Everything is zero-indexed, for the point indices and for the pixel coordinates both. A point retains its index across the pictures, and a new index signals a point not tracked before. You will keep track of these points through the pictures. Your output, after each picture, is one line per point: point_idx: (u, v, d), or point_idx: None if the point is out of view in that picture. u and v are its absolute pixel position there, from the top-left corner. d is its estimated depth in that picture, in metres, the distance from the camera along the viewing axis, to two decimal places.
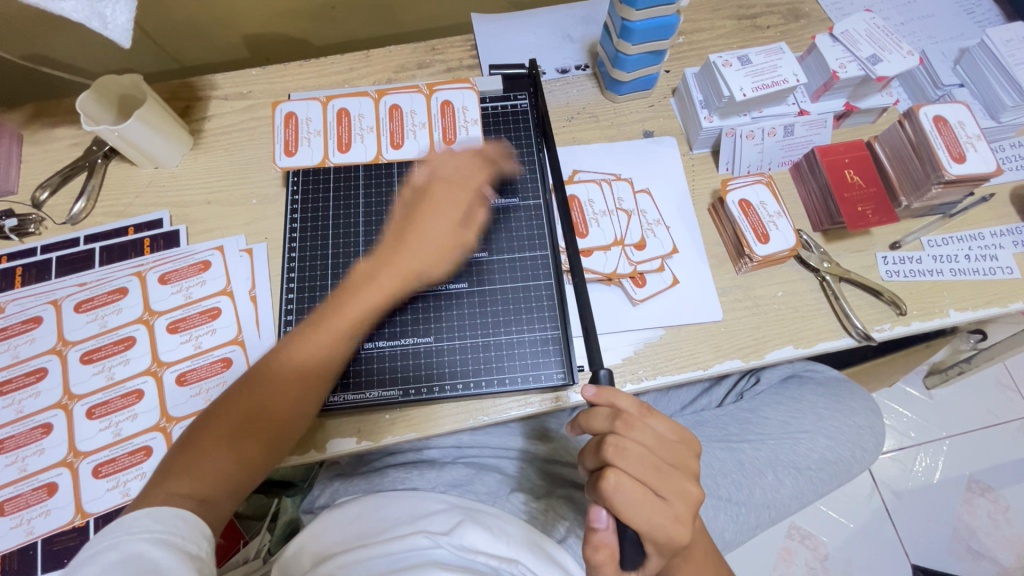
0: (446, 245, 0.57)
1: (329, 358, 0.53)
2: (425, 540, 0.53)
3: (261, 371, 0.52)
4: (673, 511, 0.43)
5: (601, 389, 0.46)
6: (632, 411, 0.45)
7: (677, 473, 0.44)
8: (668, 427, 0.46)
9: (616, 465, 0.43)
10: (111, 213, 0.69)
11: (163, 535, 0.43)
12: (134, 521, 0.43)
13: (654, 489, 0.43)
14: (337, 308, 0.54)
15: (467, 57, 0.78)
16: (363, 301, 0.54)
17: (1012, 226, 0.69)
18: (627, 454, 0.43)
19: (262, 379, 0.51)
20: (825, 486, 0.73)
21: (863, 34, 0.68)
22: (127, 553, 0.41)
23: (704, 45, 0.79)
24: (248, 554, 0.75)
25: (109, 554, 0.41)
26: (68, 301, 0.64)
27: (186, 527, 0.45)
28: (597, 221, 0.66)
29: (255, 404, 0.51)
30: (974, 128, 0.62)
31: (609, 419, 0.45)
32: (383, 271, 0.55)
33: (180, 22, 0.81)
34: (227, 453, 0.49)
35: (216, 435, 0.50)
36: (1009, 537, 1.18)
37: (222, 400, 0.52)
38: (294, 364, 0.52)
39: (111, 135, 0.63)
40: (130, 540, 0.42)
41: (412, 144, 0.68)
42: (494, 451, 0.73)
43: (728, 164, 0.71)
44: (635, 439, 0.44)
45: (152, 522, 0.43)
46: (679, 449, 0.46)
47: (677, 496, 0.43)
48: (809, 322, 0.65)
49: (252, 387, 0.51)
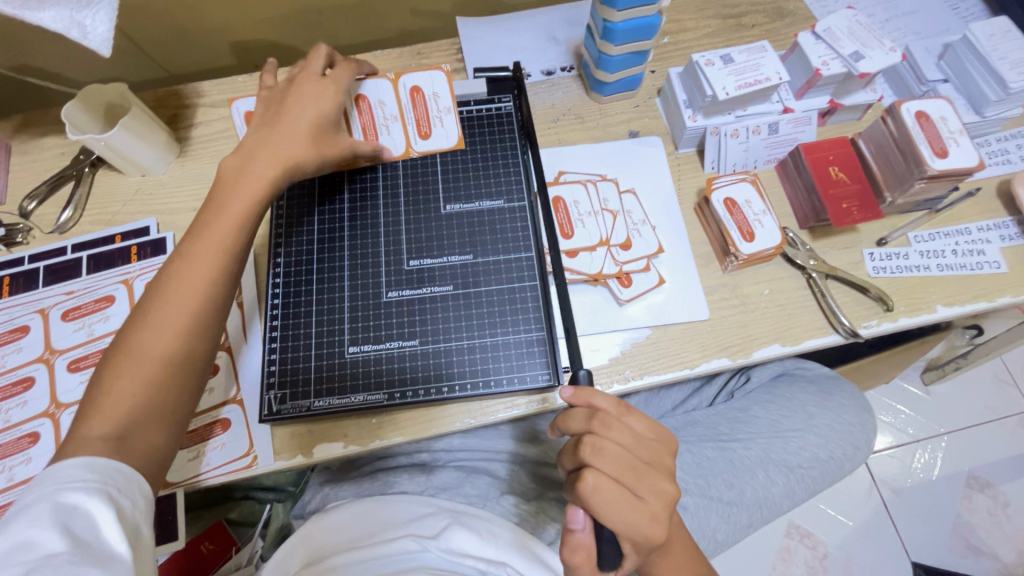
0: (313, 135, 0.57)
1: (219, 258, 0.51)
2: (413, 543, 0.53)
3: (152, 295, 0.49)
4: (650, 510, 0.43)
5: (579, 390, 0.46)
6: (610, 411, 0.45)
7: (654, 472, 0.44)
8: (646, 426, 0.46)
9: (593, 466, 0.43)
10: (98, 222, 0.69)
11: (99, 488, 0.42)
12: (64, 471, 0.42)
13: (631, 489, 0.43)
14: (213, 208, 0.52)
15: (452, 61, 0.78)
16: (243, 197, 0.53)
17: (999, 221, 0.68)
18: (604, 454, 0.43)
19: (153, 300, 0.49)
20: (817, 484, 0.73)
21: (846, 31, 0.68)
22: (60, 506, 0.40)
23: (689, 44, 0.79)
24: (240, 561, 0.79)
25: (41, 504, 0.40)
26: (55, 309, 0.64)
27: (122, 479, 0.43)
28: (583, 221, 0.66)
29: (152, 322, 0.48)
30: (957, 123, 0.62)
31: (586, 419, 0.45)
32: (250, 167, 0.54)
33: (168, 31, 0.82)
34: (136, 384, 0.46)
35: (120, 369, 0.47)
36: (1010, 534, 1.17)
37: (119, 336, 0.48)
38: (182, 271, 0.49)
39: (97, 144, 0.64)
40: (58, 491, 0.41)
41: (387, 140, 0.67)
42: (485, 453, 0.73)
43: (714, 163, 0.71)
44: (612, 439, 0.44)
45: (85, 472, 0.42)
46: (657, 448, 0.45)
47: (654, 495, 0.43)
48: (796, 320, 0.64)
49: (146, 310, 0.49)
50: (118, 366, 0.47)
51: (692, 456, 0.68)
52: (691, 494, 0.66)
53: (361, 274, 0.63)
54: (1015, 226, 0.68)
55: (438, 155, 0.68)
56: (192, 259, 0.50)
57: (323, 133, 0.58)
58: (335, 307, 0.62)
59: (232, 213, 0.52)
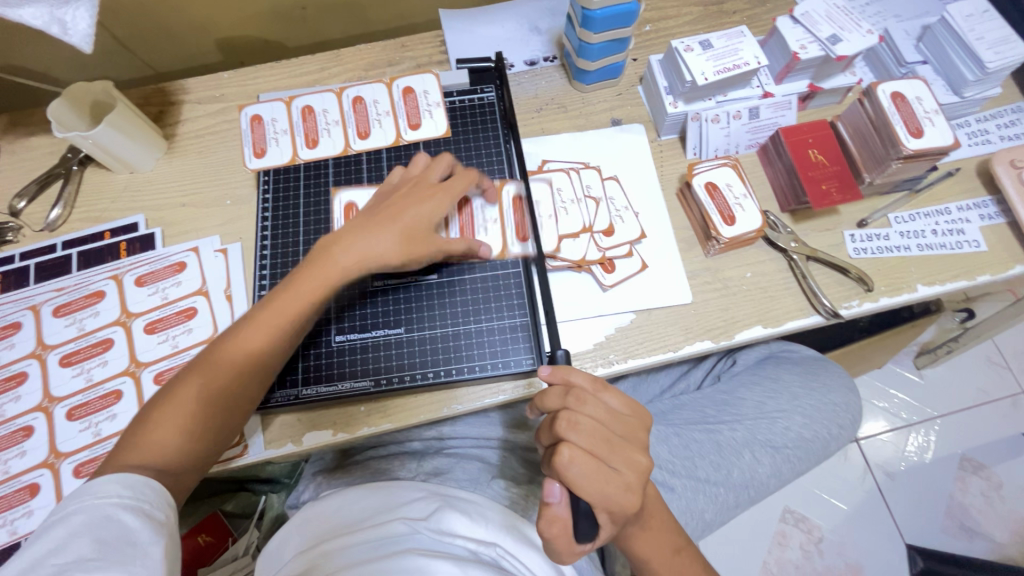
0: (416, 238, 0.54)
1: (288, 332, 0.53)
2: (404, 526, 0.54)
3: (215, 356, 0.51)
4: (624, 480, 0.45)
5: (557, 368, 0.50)
6: (584, 386, 0.49)
7: (626, 443, 0.47)
8: (619, 401, 0.49)
9: (569, 440, 0.45)
10: (87, 219, 0.70)
11: (133, 504, 0.43)
12: (104, 486, 0.43)
13: (605, 460, 0.45)
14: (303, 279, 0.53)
15: (436, 53, 0.79)
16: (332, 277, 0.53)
17: (979, 200, 0.69)
18: (579, 428, 0.45)
19: (221, 356, 0.51)
20: (804, 464, 0.73)
21: (823, 15, 0.68)
22: (96, 518, 0.41)
23: (670, 32, 0.79)
24: (237, 551, 0.79)
25: (78, 516, 0.41)
26: (47, 305, 0.64)
27: (155, 496, 0.45)
28: (566, 209, 0.67)
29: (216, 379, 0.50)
30: (933, 103, 0.63)
31: (562, 396, 0.48)
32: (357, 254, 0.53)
33: (153, 30, 0.82)
34: (187, 429, 0.49)
35: (176, 410, 0.49)
36: (1003, 514, 1.18)
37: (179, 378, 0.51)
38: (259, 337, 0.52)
39: (84, 142, 0.64)
40: (98, 505, 0.42)
41: (379, 132, 0.69)
42: (476, 440, 0.74)
43: (696, 149, 0.72)
44: (587, 413, 0.47)
45: (121, 489, 0.43)
46: (629, 421, 0.49)
47: (627, 465, 0.46)
48: (778, 301, 0.65)
49: (211, 365, 0.51)
50: (173, 407, 0.49)
51: (679, 439, 0.69)
52: (678, 475, 0.67)
53: None
54: (995, 205, 0.69)
55: (423, 142, 0.69)
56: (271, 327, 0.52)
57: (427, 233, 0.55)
58: None
59: (304, 297, 0.52)
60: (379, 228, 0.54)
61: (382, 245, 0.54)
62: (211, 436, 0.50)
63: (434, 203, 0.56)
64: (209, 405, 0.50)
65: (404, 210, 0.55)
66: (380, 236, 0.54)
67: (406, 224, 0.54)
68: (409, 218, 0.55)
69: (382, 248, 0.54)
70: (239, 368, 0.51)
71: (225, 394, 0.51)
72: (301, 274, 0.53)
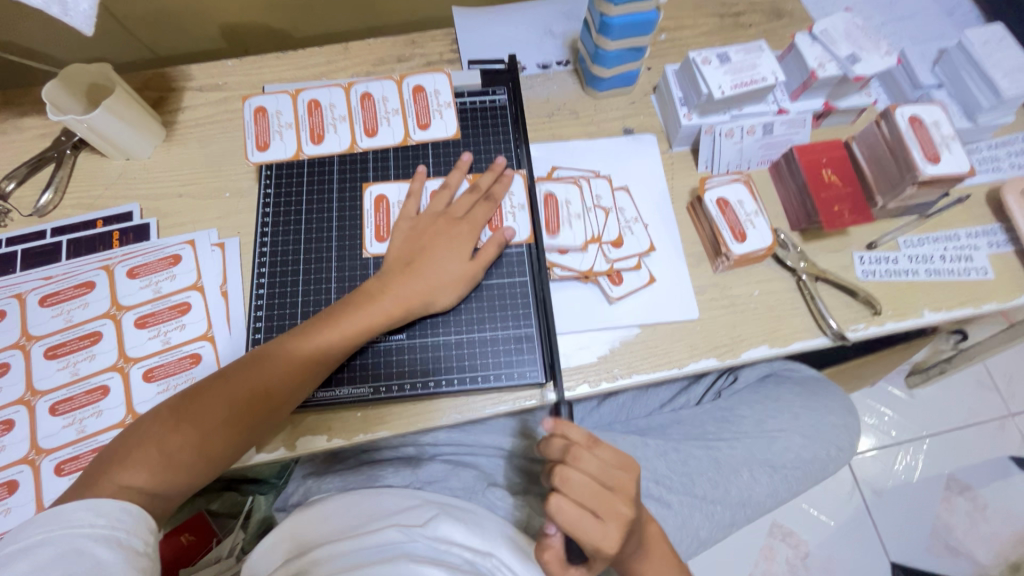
0: (451, 281, 0.58)
1: (311, 370, 0.53)
2: (398, 534, 0.52)
3: (231, 382, 0.52)
4: (608, 533, 0.45)
5: (557, 420, 0.48)
6: (581, 442, 0.47)
7: (616, 499, 0.46)
8: (615, 456, 0.48)
9: (559, 493, 0.46)
10: (79, 206, 0.68)
11: (105, 532, 0.44)
12: (74, 514, 0.44)
13: (591, 513, 0.46)
14: (336, 318, 0.55)
15: (447, 51, 0.77)
16: (363, 320, 0.55)
17: (987, 227, 0.69)
18: (570, 484, 0.46)
19: (237, 383, 0.52)
20: (801, 485, 0.73)
21: (842, 34, 0.67)
22: (67, 548, 0.42)
23: (685, 42, 0.78)
24: (221, 552, 0.77)
25: (47, 548, 0.41)
26: (33, 294, 0.62)
27: (129, 521, 0.46)
28: (572, 222, 0.64)
29: (226, 406, 0.51)
30: (949, 129, 0.63)
31: (560, 450, 0.47)
32: (388, 293, 0.56)
33: (155, 11, 0.80)
34: (185, 453, 0.49)
35: (180, 432, 0.50)
36: (986, 535, 1.19)
37: (192, 395, 0.52)
38: (278, 373, 0.52)
39: (78, 126, 0.62)
40: (68, 535, 0.43)
41: (387, 131, 0.68)
42: (472, 448, 0.73)
43: (708, 162, 0.71)
44: (580, 470, 0.46)
45: (95, 517, 0.44)
46: (622, 476, 0.47)
47: (614, 519, 0.46)
48: (785, 321, 0.64)
49: (225, 390, 0.51)
50: (180, 425, 0.50)
51: (678, 455, 0.68)
52: (675, 492, 0.66)
53: (348, 268, 0.63)
54: (1003, 233, 0.69)
55: (432, 142, 0.68)
56: (295, 363, 0.53)
57: (455, 279, 0.58)
58: (322, 296, 0.62)
59: (336, 336, 0.54)
60: (412, 273, 0.57)
61: (414, 289, 0.57)
62: (208, 464, 0.51)
63: (462, 247, 0.59)
64: (212, 432, 0.50)
65: (435, 253, 0.58)
66: (413, 280, 0.57)
67: (436, 267, 0.58)
68: (439, 262, 0.58)
69: (415, 290, 0.57)
70: (250, 398, 0.51)
71: (229, 423, 0.51)
72: (339, 311, 0.55)
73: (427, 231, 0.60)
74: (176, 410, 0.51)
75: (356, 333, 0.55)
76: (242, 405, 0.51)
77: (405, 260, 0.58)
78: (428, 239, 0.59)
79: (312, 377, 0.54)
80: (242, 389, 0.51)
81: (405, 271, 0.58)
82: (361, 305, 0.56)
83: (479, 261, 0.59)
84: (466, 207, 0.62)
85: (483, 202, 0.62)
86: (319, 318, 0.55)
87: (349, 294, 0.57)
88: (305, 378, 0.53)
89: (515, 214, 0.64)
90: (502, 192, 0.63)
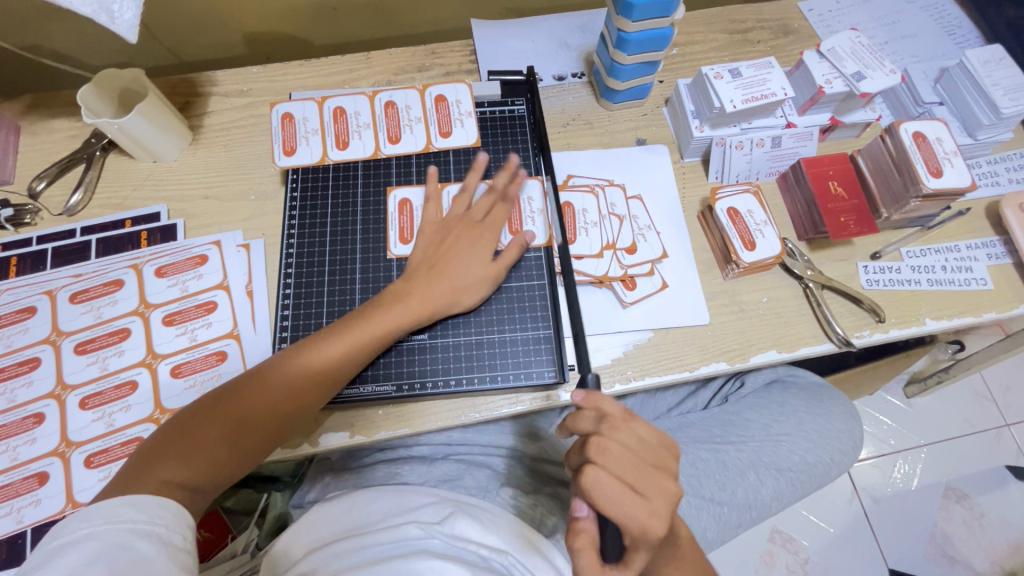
0: (475, 283, 0.60)
1: (342, 369, 0.55)
2: (417, 530, 0.53)
3: (266, 380, 0.54)
4: (650, 506, 0.46)
5: (590, 393, 0.50)
6: (617, 415, 0.49)
7: (655, 472, 0.47)
8: (649, 431, 0.50)
9: (596, 462, 0.47)
10: (107, 206, 0.69)
11: (146, 528, 0.45)
12: (115, 510, 0.45)
13: (631, 486, 0.46)
14: (365, 319, 0.57)
15: (465, 62, 0.79)
16: (393, 321, 0.57)
17: (987, 240, 0.72)
18: (607, 453, 0.47)
19: (272, 382, 0.53)
20: (805, 488, 0.75)
21: (849, 51, 0.70)
22: (110, 543, 0.43)
23: (696, 57, 0.81)
24: (236, 548, 0.77)
25: (91, 543, 0.43)
26: (63, 291, 0.64)
27: (168, 517, 0.47)
28: (587, 230, 0.67)
29: (262, 404, 0.53)
30: (952, 145, 0.65)
31: (594, 422, 0.49)
32: (415, 295, 0.58)
33: (182, 18, 0.82)
34: (223, 449, 0.51)
35: (219, 429, 0.51)
36: (983, 543, 1.21)
37: (228, 392, 0.53)
38: (312, 372, 0.54)
39: (111, 128, 0.64)
40: (111, 530, 0.44)
41: (409, 138, 0.70)
42: (485, 448, 0.74)
43: (718, 173, 0.73)
44: (617, 440, 0.48)
45: (135, 512, 0.46)
46: (659, 452, 0.49)
47: (654, 493, 0.46)
48: (792, 328, 0.67)
49: (260, 388, 0.53)
50: (218, 422, 0.52)
51: (687, 457, 0.70)
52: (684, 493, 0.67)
53: (372, 269, 0.65)
54: (1002, 245, 0.71)
55: (453, 150, 0.70)
56: (327, 363, 0.55)
57: (480, 282, 0.60)
58: (347, 298, 0.63)
59: (366, 337, 0.56)
60: (438, 274, 0.59)
61: (441, 290, 0.59)
62: (244, 460, 0.53)
63: (486, 250, 0.61)
64: (249, 429, 0.52)
65: (460, 256, 0.60)
66: (439, 282, 0.59)
67: (461, 269, 0.60)
68: (464, 265, 0.60)
69: (441, 293, 0.59)
70: (285, 397, 0.53)
71: (264, 421, 0.53)
72: (369, 312, 0.57)
73: (450, 235, 0.62)
74: (212, 408, 0.52)
75: (385, 334, 0.57)
76: (277, 401, 0.53)
77: (431, 262, 0.60)
78: (452, 241, 0.61)
79: (342, 377, 0.56)
80: (278, 387, 0.53)
81: (430, 272, 0.59)
82: (390, 306, 0.57)
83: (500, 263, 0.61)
84: (488, 211, 0.64)
85: (502, 204, 0.64)
86: (348, 318, 0.57)
87: (376, 295, 0.59)
88: (336, 377, 0.55)
89: (535, 219, 0.66)
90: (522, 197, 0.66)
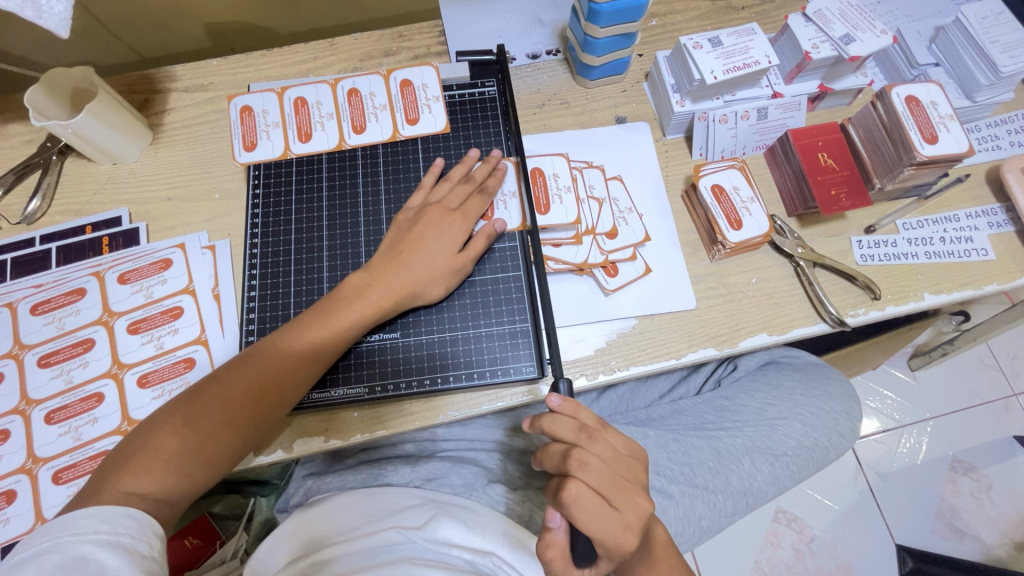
0: (442, 270, 0.58)
1: (306, 364, 0.53)
2: (398, 535, 0.51)
3: (227, 381, 0.51)
4: (624, 519, 0.45)
5: (566, 399, 0.48)
6: (593, 425, 0.49)
7: (630, 486, 0.46)
8: (622, 442, 0.49)
9: (577, 477, 0.45)
10: (68, 212, 0.67)
11: (110, 538, 0.44)
12: (77, 522, 0.44)
13: (609, 500, 0.45)
14: (326, 312, 0.55)
15: (434, 44, 0.76)
16: (354, 312, 0.55)
17: (988, 208, 0.68)
18: (588, 468, 0.45)
19: (232, 382, 0.51)
20: (803, 472, 0.72)
21: (837, 13, 0.66)
22: (71, 556, 0.42)
23: (676, 27, 0.77)
24: (225, 555, 0.77)
25: (52, 556, 0.42)
26: (23, 303, 0.61)
27: (135, 527, 0.45)
28: (561, 196, 0.64)
29: (223, 406, 0.50)
30: (948, 108, 0.62)
31: (575, 430, 0.47)
32: (375, 285, 0.56)
33: (139, 12, 0.79)
34: (188, 457, 0.49)
35: (180, 435, 0.49)
36: (992, 516, 1.19)
37: (190, 396, 0.51)
38: (275, 370, 0.52)
39: (63, 131, 0.61)
40: (73, 542, 0.43)
41: (375, 127, 0.67)
42: (470, 443, 0.72)
43: (702, 149, 0.70)
44: (593, 452, 0.46)
45: (98, 523, 0.44)
46: (631, 462, 0.48)
47: (629, 507, 0.45)
48: (784, 309, 0.64)
49: (221, 389, 0.51)
50: (181, 428, 0.50)
51: (678, 445, 0.67)
52: (677, 482, 0.65)
53: (340, 266, 0.62)
54: (1003, 213, 0.68)
55: (420, 137, 0.67)
56: (289, 358, 0.53)
57: (443, 266, 0.58)
58: (313, 290, 0.61)
59: (330, 329, 0.54)
60: (402, 264, 0.57)
61: (405, 280, 0.56)
62: (210, 468, 0.50)
63: (454, 237, 0.59)
64: (212, 434, 0.50)
65: (425, 243, 0.58)
66: (402, 272, 0.56)
67: (429, 259, 0.57)
68: (428, 251, 0.57)
69: (406, 281, 0.56)
70: (248, 397, 0.51)
71: (228, 424, 0.50)
72: (332, 305, 0.55)
73: (422, 222, 0.59)
74: (172, 413, 0.51)
75: (350, 326, 0.55)
76: (240, 402, 0.51)
77: (395, 251, 0.58)
78: (421, 227, 0.59)
79: (308, 374, 0.53)
80: (239, 387, 0.51)
81: (395, 262, 0.57)
82: (352, 299, 0.55)
83: (469, 254, 0.59)
84: (458, 197, 0.61)
85: (477, 194, 0.62)
86: (308, 314, 0.55)
87: (335, 290, 0.57)
88: (301, 373, 0.53)
89: (506, 204, 0.63)
90: (497, 185, 0.62)
